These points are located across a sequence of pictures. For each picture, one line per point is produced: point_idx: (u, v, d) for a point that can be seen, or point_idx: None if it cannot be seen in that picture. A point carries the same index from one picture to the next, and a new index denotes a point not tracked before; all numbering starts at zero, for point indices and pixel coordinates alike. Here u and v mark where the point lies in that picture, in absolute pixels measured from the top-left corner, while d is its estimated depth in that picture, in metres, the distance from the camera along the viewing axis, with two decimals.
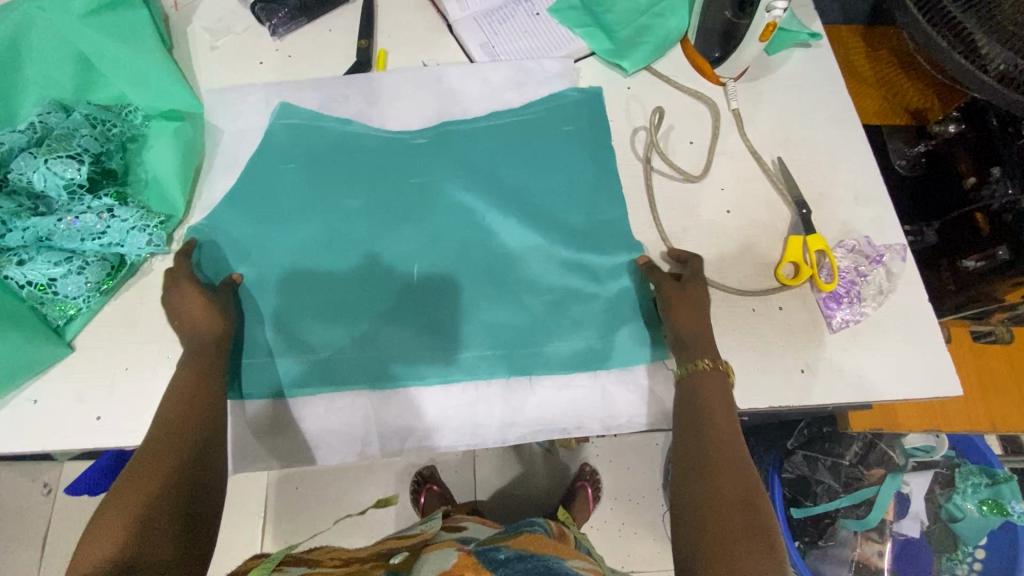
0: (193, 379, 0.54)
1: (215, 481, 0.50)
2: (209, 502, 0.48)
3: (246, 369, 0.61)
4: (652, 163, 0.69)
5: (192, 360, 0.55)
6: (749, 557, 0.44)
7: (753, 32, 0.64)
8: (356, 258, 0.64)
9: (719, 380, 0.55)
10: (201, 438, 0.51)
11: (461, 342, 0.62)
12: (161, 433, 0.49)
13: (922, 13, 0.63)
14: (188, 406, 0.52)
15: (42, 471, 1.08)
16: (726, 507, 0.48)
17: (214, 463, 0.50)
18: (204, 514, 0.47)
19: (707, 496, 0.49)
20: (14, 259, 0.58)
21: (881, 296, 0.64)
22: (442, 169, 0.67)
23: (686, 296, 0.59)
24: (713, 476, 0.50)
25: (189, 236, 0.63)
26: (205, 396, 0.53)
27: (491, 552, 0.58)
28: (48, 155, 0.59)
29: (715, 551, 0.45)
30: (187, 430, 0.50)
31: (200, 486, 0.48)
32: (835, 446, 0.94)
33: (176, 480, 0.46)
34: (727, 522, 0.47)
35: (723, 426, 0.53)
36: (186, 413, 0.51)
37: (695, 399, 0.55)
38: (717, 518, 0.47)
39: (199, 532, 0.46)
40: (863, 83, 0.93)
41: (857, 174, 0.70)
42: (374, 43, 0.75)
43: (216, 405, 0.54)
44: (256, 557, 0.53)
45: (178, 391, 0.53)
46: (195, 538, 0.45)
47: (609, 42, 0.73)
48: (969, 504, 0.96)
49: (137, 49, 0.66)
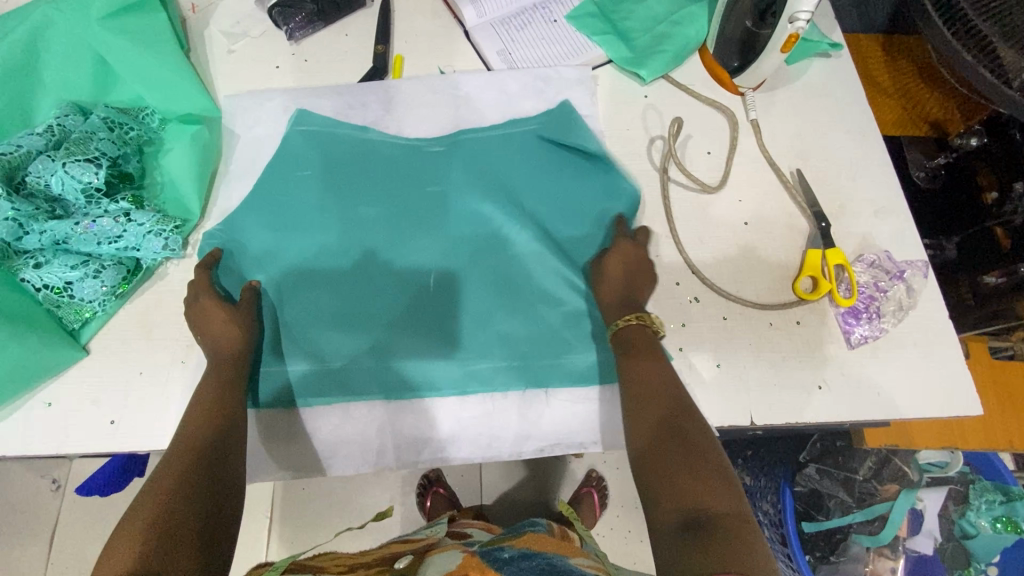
0: (206, 406, 0.54)
1: (231, 504, 0.49)
2: (225, 517, 0.47)
3: (262, 379, 0.60)
4: (669, 173, 0.69)
5: (208, 388, 0.55)
6: (694, 483, 0.44)
7: (774, 43, 0.63)
8: (371, 265, 0.64)
9: (640, 331, 0.57)
10: (210, 460, 0.49)
11: (476, 353, 0.62)
12: (177, 446, 0.50)
13: (946, 24, 0.62)
14: (198, 432, 0.51)
15: (52, 467, 1.09)
16: (664, 442, 0.49)
17: (230, 487, 0.49)
18: (219, 538, 0.45)
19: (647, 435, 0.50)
20: (31, 262, 0.58)
21: (901, 311, 0.64)
22: (457, 176, 0.67)
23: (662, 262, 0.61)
24: (650, 417, 0.51)
25: (206, 241, 0.63)
26: (218, 419, 0.53)
27: (494, 552, 0.57)
28: (66, 158, 0.59)
29: (664, 483, 0.46)
30: (198, 452, 0.49)
31: (215, 508, 0.47)
32: (850, 461, 0.93)
33: (190, 498, 0.45)
34: (667, 458, 0.47)
35: (652, 368, 0.55)
36: (198, 425, 0.52)
37: (627, 353, 0.56)
38: (658, 454, 0.48)
39: (215, 544, 0.45)
40: (882, 92, 0.91)
41: (877, 187, 0.69)
42: (390, 48, 0.75)
43: (230, 431, 0.53)
44: (261, 566, 0.52)
45: (188, 422, 0.52)
46: (208, 547, 0.44)
47: (627, 50, 0.73)
48: (983, 522, 0.95)
49: (154, 52, 0.66)
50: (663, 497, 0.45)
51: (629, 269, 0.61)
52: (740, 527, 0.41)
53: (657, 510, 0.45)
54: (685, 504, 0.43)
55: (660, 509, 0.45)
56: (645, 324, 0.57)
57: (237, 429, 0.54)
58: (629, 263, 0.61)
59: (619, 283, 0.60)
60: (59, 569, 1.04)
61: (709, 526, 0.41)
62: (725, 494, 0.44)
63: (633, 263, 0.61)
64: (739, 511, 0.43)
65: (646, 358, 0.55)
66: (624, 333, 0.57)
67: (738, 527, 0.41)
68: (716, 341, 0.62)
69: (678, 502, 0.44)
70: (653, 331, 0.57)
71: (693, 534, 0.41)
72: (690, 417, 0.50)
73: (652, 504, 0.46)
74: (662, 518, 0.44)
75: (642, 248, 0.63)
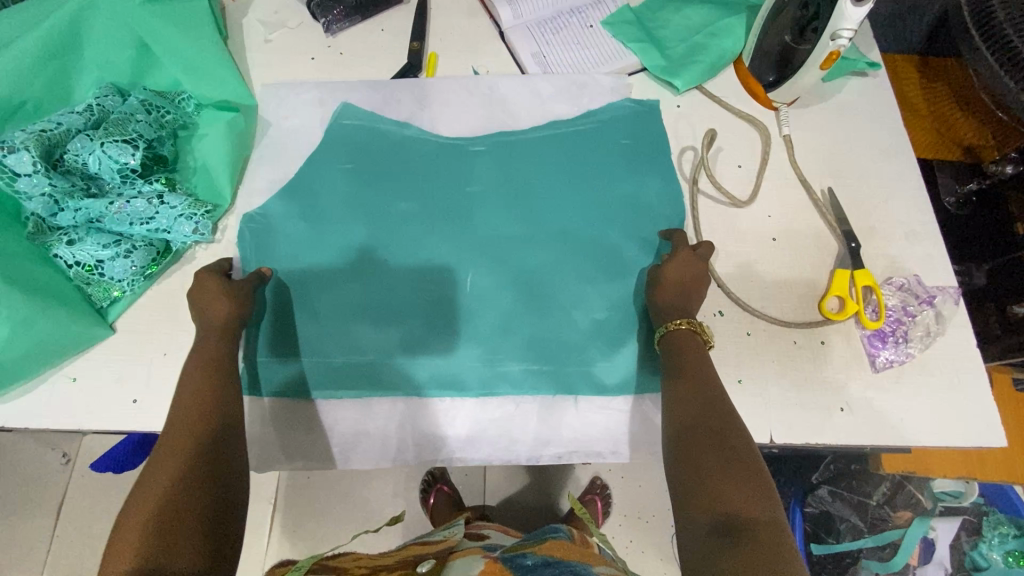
0: (196, 400, 0.52)
1: (234, 507, 0.48)
2: (232, 504, 0.48)
3: (295, 368, 0.61)
4: (699, 184, 0.69)
5: (204, 373, 0.54)
6: (729, 485, 0.44)
7: (814, 59, 0.62)
8: (406, 262, 0.64)
9: (689, 339, 0.56)
10: (214, 445, 0.50)
11: (503, 354, 0.62)
12: (182, 429, 0.50)
13: (990, 49, 0.63)
14: (186, 432, 0.50)
15: (63, 441, 1.10)
16: (701, 439, 0.48)
17: (232, 477, 0.49)
18: (227, 526, 0.46)
19: (682, 433, 0.50)
20: (64, 238, 0.59)
21: (929, 337, 0.63)
22: (494, 177, 0.67)
23: (695, 271, 0.60)
24: (690, 416, 0.51)
25: (244, 223, 0.64)
26: (205, 417, 0.51)
27: (517, 558, 0.57)
28: (105, 138, 0.60)
29: (700, 484, 0.46)
30: (190, 452, 0.48)
31: (220, 495, 0.47)
32: (864, 485, 0.94)
33: (190, 499, 0.45)
34: (704, 459, 0.47)
35: (693, 374, 0.54)
36: (197, 409, 0.52)
37: (673, 356, 0.56)
38: (694, 454, 0.48)
39: (223, 533, 0.45)
40: (917, 115, 0.90)
41: (909, 209, 0.69)
42: (425, 45, 0.75)
43: (230, 415, 0.53)
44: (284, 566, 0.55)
45: (180, 419, 0.51)
46: (216, 538, 0.44)
47: (662, 58, 0.73)
48: (995, 555, 0.94)
49: (196, 39, 0.67)
50: (696, 496, 0.45)
51: (655, 281, 0.61)
52: (776, 537, 0.41)
53: (687, 509, 0.45)
54: (719, 505, 0.44)
55: (692, 507, 0.45)
56: (696, 332, 0.56)
57: (234, 412, 0.53)
58: (687, 274, 0.60)
59: (677, 289, 0.60)
60: (65, 542, 1.05)
61: (742, 529, 0.41)
62: (760, 501, 0.43)
63: (695, 273, 0.60)
64: (777, 519, 0.43)
65: (688, 368, 0.55)
66: (674, 336, 0.57)
67: (773, 534, 0.41)
68: (738, 357, 0.62)
69: (711, 503, 0.44)
70: (703, 342, 0.57)
71: (726, 537, 0.41)
72: (732, 421, 0.50)
73: (681, 502, 0.46)
74: (693, 518, 0.44)
75: (703, 260, 0.61)
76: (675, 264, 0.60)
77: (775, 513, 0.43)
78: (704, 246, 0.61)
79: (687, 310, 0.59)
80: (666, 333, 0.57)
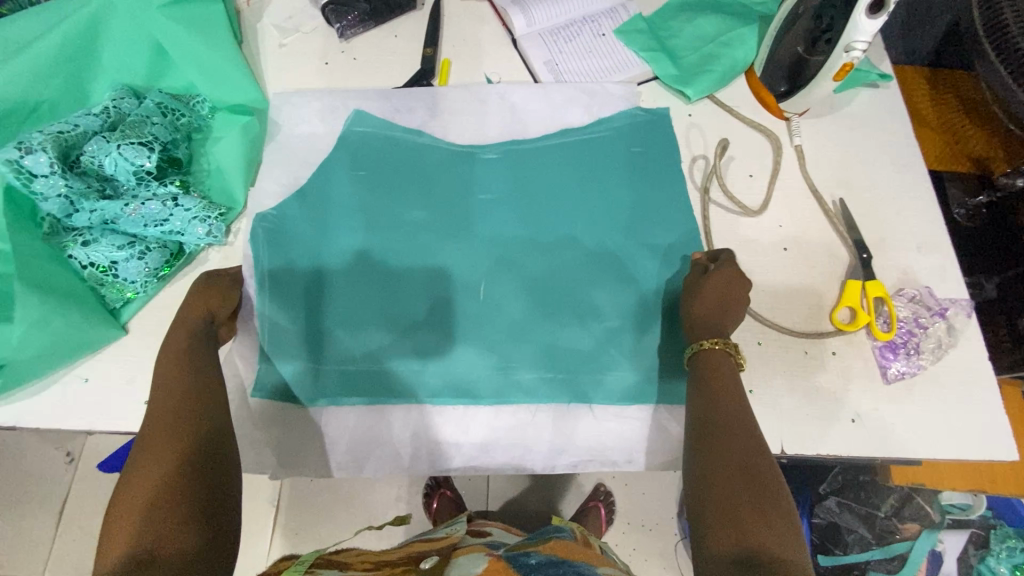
0: (182, 387, 0.52)
1: (229, 491, 0.49)
2: (227, 485, 0.49)
3: (314, 376, 0.61)
4: (711, 193, 0.69)
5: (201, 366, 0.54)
6: (755, 517, 0.44)
7: (826, 70, 0.63)
8: (419, 269, 0.64)
9: (723, 359, 0.55)
10: (208, 431, 0.50)
11: (516, 362, 0.62)
12: (170, 413, 0.50)
13: (1003, 62, 0.63)
14: (173, 421, 0.49)
15: (67, 440, 1.10)
16: (731, 469, 0.47)
17: (224, 462, 0.50)
18: (222, 509, 0.47)
19: (711, 457, 0.49)
20: (79, 239, 0.60)
21: (940, 349, 0.63)
22: (507, 184, 0.68)
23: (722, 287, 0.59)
24: (719, 437, 0.50)
25: (256, 221, 0.65)
26: (189, 407, 0.51)
27: (522, 557, 0.57)
28: (121, 140, 0.60)
29: (726, 515, 0.45)
30: (180, 442, 0.48)
31: (215, 481, 0.48)
32: (872, 497, 0.94)
33: (183, 487, 0.45)
34: (732, 491, 0.46)
35: (725, 398, 0.52)
36: (185, 395, 0.51)
37: (703, 374, 0.55)
38: (721, 483, 0.47)
39: (220, 515, 0.47)
40: (927, 127, 0.89)
41: (920, 221, 0.69)
42: (438, 52, 0.75)
43: (217, 401, 0.53)
44: (285, 558, 0.55)
45: (168, 403, 0.51)
46: (213, 521, 0.46)
47: (673, 67, 0.73)
48: (1003, 568, 0.93)
49: (211, 43, 0.68)
50: (721, 526, 0.45)
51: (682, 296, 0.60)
52: None
53: (710, 538, 0.45)
54: (744, 540, 0.43)
55: (715, 538, 0.44)
56: (730, 351, 0.55)
57: (220, 397, 0.53)
58: (721, 293, 0.58)
59: (711, 302, 0.58)
60: (67, 542, 1.05)
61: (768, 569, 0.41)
62: (785, 540, 0.43)
63: (733, 290, 0.59)
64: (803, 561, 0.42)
65: (719, 387, 0.53)
66: (706, 354, 0.55)
67: None
68: (749, 367, 0.62)
69: (736, 537, 0.43)
70: (737, 362, 0.55)
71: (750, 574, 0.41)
72: (765, 454, 0.49)
73: (703, 530, 0.46)
74: (716, 550, 0.44)
75: (744, 283, 0.59)
76: (707, 282, 0.59)
77: (800, 553, 0.42)
78: (733, 264, 0.60)
79: (714, 324, 0.58)
80: (697, 351, 0.56)
